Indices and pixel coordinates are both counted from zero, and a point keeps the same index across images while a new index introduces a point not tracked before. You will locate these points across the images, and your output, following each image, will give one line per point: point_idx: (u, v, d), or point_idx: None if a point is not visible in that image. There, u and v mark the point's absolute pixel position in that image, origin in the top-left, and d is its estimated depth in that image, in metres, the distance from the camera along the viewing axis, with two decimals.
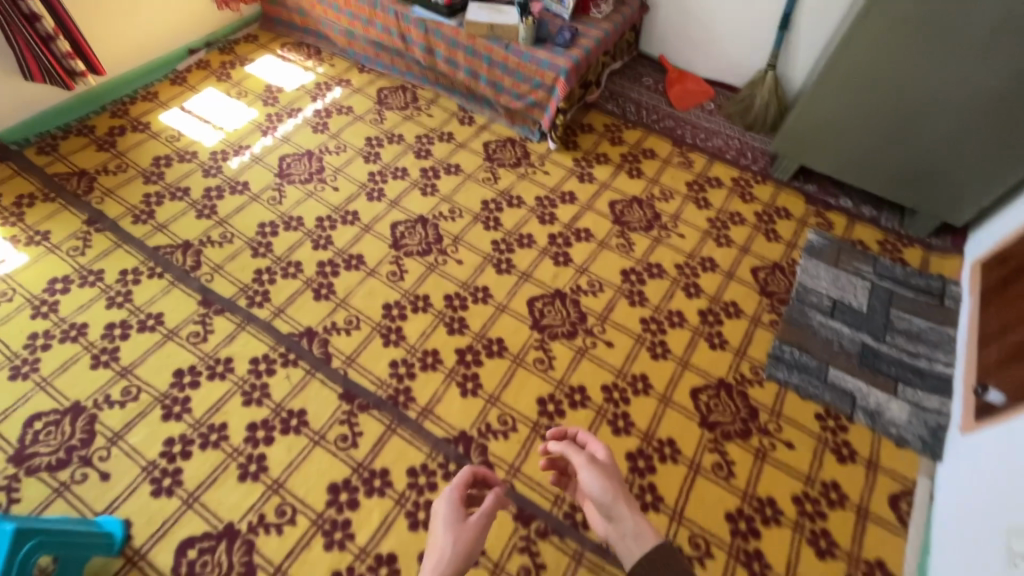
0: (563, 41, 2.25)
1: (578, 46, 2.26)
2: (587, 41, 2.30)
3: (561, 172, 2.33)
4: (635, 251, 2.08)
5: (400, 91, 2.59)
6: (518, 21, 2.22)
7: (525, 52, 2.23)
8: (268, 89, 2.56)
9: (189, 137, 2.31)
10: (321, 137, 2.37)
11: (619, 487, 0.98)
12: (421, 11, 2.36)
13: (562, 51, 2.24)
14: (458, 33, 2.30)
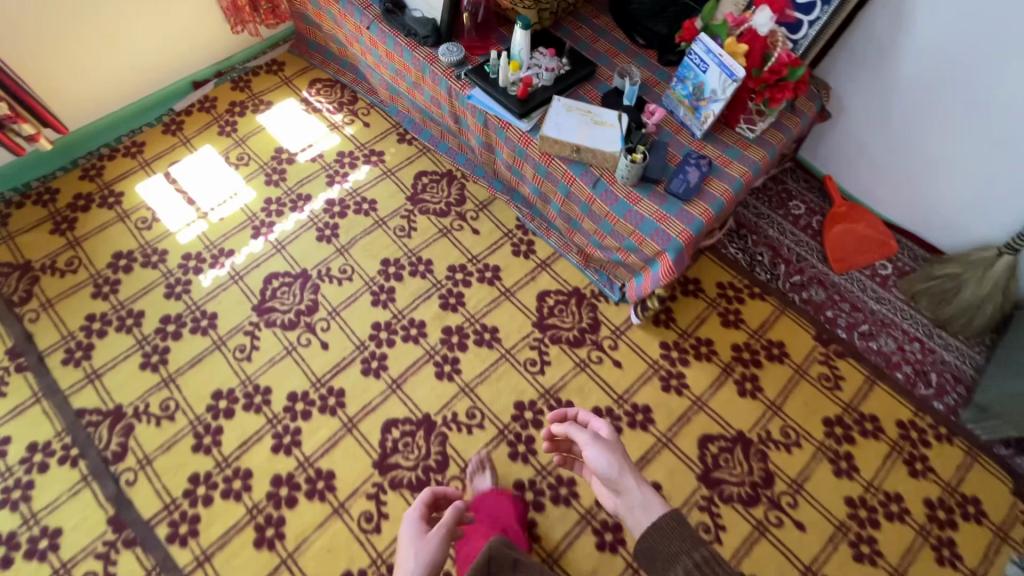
0: (684, 188, 1.45)
1: (707, 198, 1.46)
2: (722, 187, 1.48)
3: (639, 368, 1.62)
4: (721, 543, 1.40)
5: (445, 184, 1.91)
6: (619, 150, 1.45)
7: (620, 198, 1.46)
8: (277, 155, 1.95)
9: (164, 224, 1.79)
10: (325, 250, 1.77)
11: (622, 461, 1.17)
12: (479, 95, 1.60)
13: (678, 205, 1.45)
14: (528, 142, 1.55)
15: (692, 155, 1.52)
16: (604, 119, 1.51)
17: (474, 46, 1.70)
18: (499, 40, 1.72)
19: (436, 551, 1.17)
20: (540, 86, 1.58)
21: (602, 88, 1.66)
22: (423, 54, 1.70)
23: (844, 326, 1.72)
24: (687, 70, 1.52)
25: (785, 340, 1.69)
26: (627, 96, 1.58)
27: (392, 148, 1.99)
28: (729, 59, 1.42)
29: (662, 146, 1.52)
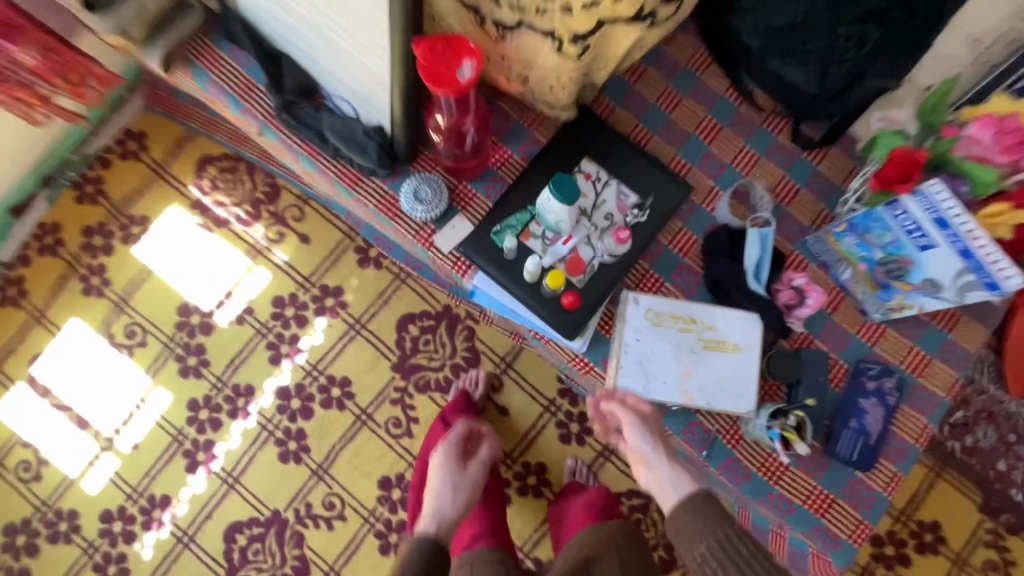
0: (858, 449, 0.87)
1: (891, 455, 0.88)
2: (916, 424, 0.89)
3: None
4: None
5: (445, 335, 1.29)
6: (751, 407, 0.83)
7: (752, 471, 0.88)
8: (183, 320, 1.28)
9: (58, 467, 1.25)
10: (295, 474, 1.25)
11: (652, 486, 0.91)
12: (485, 280, 0.90)
13: (847, 474, 0.88)
14: (585, 366, 0.91)
15: (869, 367, 0.89)
16: (721, 337, 0.85)
17: (462, 170, 0.89)
18: (507, 138, 0.92)
19: (472, 495, 1.01)
20: (597, 264, 0.87)
21: (698, 230, 0.93)
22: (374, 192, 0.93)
23: (1022, 484, 1.25)
24: (876, 224, 0.80)
25: (937, 516, 1.26)
26: (750, 272, 0.88)
27: (353, 279, 1.30)
28: (988, 249, 0.72)
29: (821, 358, 0.88)
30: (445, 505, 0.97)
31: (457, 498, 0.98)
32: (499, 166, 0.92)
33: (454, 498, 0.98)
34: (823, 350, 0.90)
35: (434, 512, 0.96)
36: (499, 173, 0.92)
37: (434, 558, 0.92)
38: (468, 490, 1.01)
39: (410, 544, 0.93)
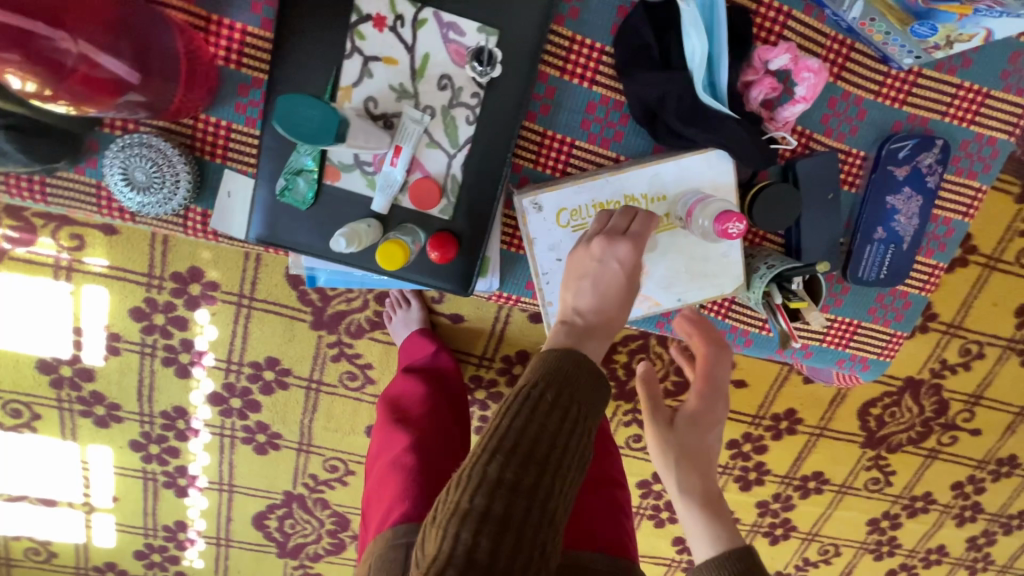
0: (887, 262, 0.78)
1: (929, 250, 0.80)
2: (965, 193, 0.79)
3: (769, 375, 1.17)
4: (891, 486, 1.31)
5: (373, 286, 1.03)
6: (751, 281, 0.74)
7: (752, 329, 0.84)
8: (55, 377, 1.05)
9: (63, 542, 1.20)
10: (282, 458, 1.16)
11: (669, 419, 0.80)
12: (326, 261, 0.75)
13: (874, 293, 0.81)
14: (508, 298, 0.81)
15: (898, 148, 0.75)
16: (673, 206, 0.73)
17: (190, 104, 0.66)
18: (223, 6, 0.67)
19: (638, 401, 0.82)
20: (439, 175, 0.71)
21: (603, 36, 0.70)
22: (78, 190, 0.70)
23: None
24: None
25: None
26: (698, 78, 0.65)
27: (203, 251, 0.98)
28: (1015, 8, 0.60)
29: (831, 159, 0.74)
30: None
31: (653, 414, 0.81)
32: (238, 66, 0.68)
33: (652, 411, 0.81)
34: (829, 147, 0.76)
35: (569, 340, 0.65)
36: (249, 77, 0.69)
37: (572, 370, 0.57)
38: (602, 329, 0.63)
39: (551, 346, 0.61)
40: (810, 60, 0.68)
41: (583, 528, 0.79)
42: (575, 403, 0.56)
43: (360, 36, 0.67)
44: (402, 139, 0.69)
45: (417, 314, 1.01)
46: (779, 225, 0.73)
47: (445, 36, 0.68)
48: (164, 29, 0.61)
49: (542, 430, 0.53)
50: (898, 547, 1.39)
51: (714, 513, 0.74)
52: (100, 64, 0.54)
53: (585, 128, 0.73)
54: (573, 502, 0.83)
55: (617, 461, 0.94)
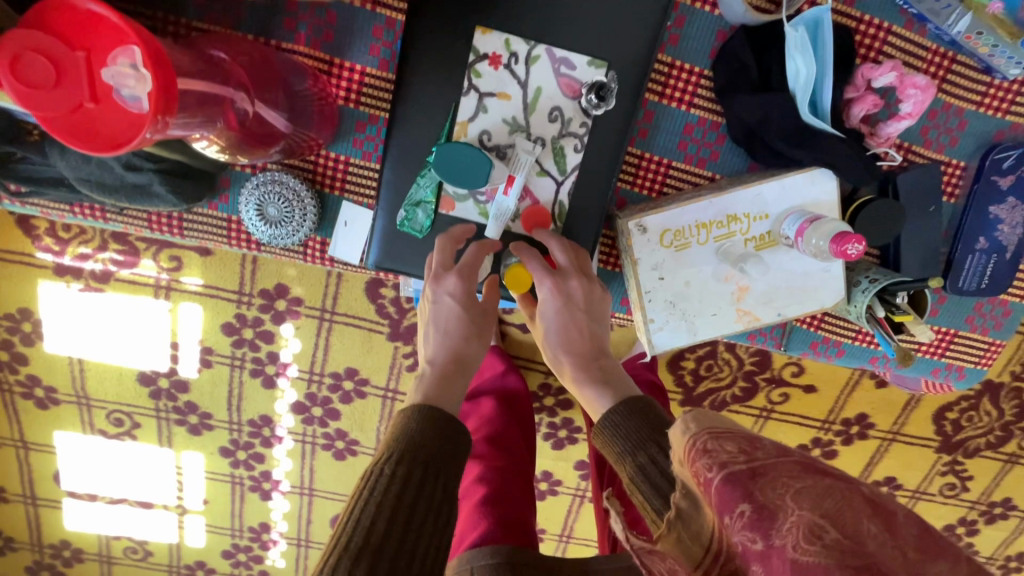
0: (989, 273, 0.77)
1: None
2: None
3: (841, 380, 1.16)
4: (968, 491, 1.28)
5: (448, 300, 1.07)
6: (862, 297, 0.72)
7: (845, 341, 0.83)
8: (154, 388, 1.12)
9: (157, 541, 1.28)
10: (358, 463, 1.21)
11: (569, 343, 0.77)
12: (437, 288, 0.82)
13: (972, 303, 0.80)
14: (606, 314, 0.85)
15: (1002, 158, 0.74)
16: (776, 225, 0.73)
17: (317, 143, 0.72)
18: (343, 49, 0.71)
19: (481, 329, 0.76)
20: (549, 202, 0.75)
21: (702, 61, 0.73)
22: (213, 224, 0.77)
23: None
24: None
25: None
26: (802, 100, 0.68)
27: (290, 268, 1.03)
28: None
29: (931, 171, 0.74)
30: (458, 352, 0.75)
31: (468, 332, 0.75)
32: (357, 104, 0.73)
33: (460, 343, 0.74)
34: (929, 159, 0.76)
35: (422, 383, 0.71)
36: (367, 114, 0.74)
37: (432, 436, 0.65)
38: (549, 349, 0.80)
39: (401, 414, 0.68)
40: (917, 77, 0.68)
41: None
42: (424, 458, 0.63)
43: (476, 74, 0.70)
44: (515, 169, 0.73)
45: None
46: (880, 240, 0.73)
47: (558, 71, 0.71)
48: (300, 75, 0.67)
49: (433, 452, 0.64)
50: (975, 555, 1.35)
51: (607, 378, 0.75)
52: (263, 117, 0.62)
53: (682, 149, 0.76)
54: None
55: None
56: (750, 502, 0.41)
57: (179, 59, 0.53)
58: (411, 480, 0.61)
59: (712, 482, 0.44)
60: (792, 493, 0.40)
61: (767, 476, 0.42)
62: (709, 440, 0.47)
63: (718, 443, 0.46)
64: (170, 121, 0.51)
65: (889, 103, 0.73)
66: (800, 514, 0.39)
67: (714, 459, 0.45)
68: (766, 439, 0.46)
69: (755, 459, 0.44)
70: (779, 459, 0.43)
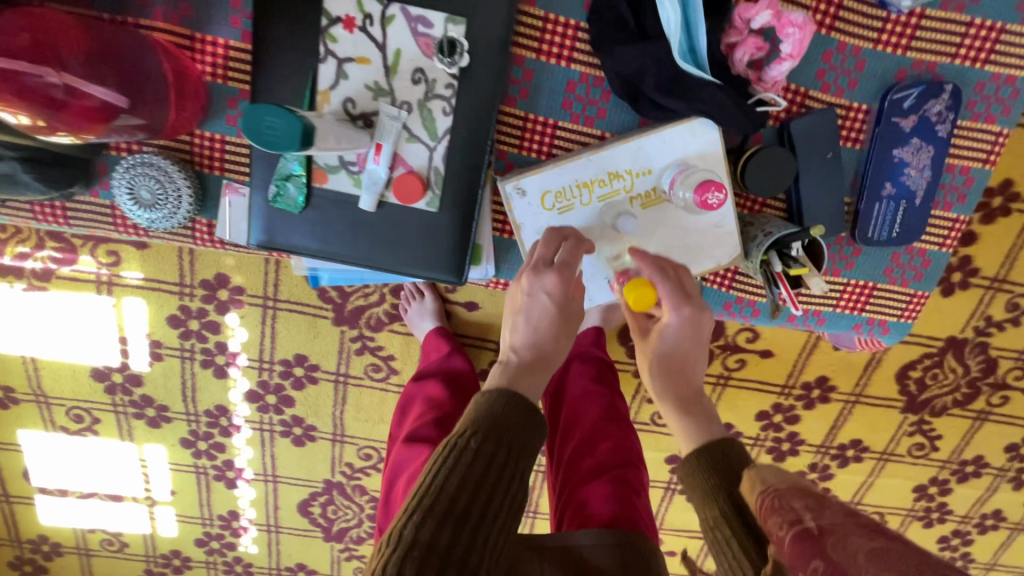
0: (899, 220, 0.78)
1: (948, 203, 0.80)
2: (986, 138, 0.77)
3: (796, 343, 1.13)
4: (938, 450, 1.25)
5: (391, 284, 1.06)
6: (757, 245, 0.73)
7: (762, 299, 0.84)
8: (108, 383, 1.14)
9: (131, 532, 1.31)
10: (318, 448, 1.22)
11: (676, 364, 0.77)
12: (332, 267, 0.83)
13: (890, 253, 0.81)
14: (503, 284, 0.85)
15: (902, 97, 0.74)
16: (659, 180, 0.75)
17: (184, 122, 0.72)
18: (204, 24, 0.71)
19: (570, 334, 0.74)
20: (421, 169, 0.73)
21: (577, 13, 0.71)
22: (97, 210, 0.78)
23: None
24: None
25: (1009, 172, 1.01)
26: (677, 46, 0.67)
27: (226, 257, 1.03)
28: None
29: (828, 119, 0.75)
30: (539, 348, 0.72)
31: (558, 331, 0.73)
32: (225, 79, 0.73)
33: (550, 342, 0.72)
34: (827, 103, 0.76)
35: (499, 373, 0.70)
36: (235, 90, 0.74)
37: (519, 417, 0.65)
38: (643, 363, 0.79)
39: (484, 393, 0.67)
40: (793, 14, 0.67)
41: (587, 515, 0.82)
42: (509, 440, 0.63)
43: (332, 39, 0.70)
44: (380, 137, 0.72)
45: (431, 304, 1.04)
46: (772, 190, 0.74)
47: (415, 30, 0.70)
48: (151, 54, 0.66)
49: (509, 436, 0.64)
50: (949, 514, 1.33)
51: (689, 409, 0.74)
52: (87, 93, 0.59)
53: (566, 107, 0.75)
54: (582, 491, 0.86)
55: (636, 441, 0.93)
56: (822, 558, 0.45)
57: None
58: (493, 457, 0.62)
59: (785, 538, 0.49)
60: (861, 554, 0.43)
61: (837, 535, 0.46)
62: (777, 497, 0.54)
63: (785, 499, 0.53)
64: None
65: (772, 45, 0.72)
66: (869, 571, 0.42)
67: (784, 520, 0.51)
68: (833, 500, 0.51)
69: (823, 519, 0.48)
70: (843, 519, 0.48)
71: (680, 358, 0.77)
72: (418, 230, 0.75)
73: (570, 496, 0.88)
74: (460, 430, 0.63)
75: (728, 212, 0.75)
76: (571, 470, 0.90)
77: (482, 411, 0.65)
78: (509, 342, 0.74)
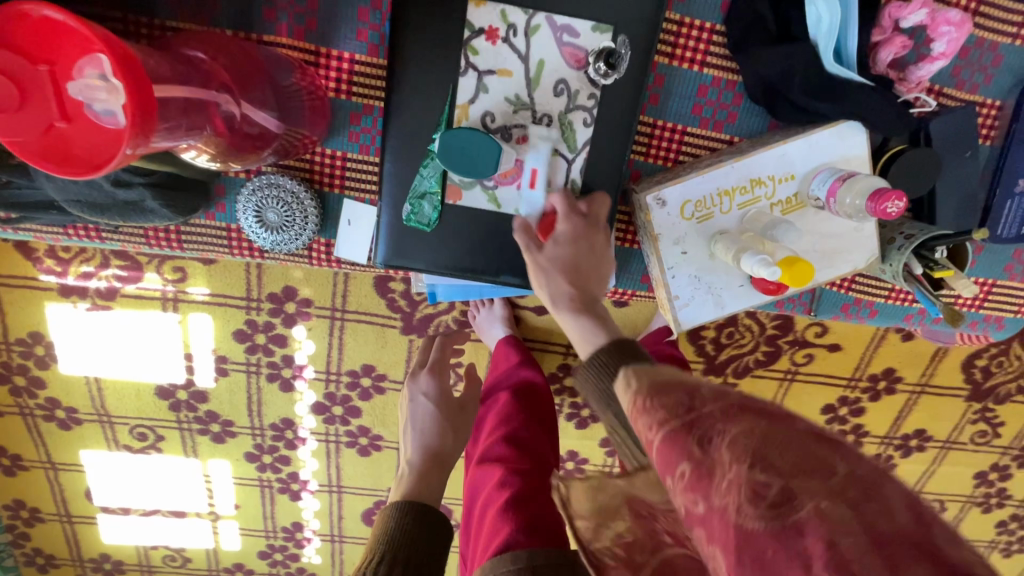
0: None
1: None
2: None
3: (866, 336, 1.13)
4: (1000, 437, 1.26)
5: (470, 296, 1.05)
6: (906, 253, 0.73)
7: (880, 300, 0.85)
8: (173, 401, 1.12)
9: (193, 547, 1.30)
10: (383, 457, 1.21)
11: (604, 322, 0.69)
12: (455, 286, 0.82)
13: (1012, 250, 0.81)
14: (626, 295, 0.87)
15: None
16: (804, 185, 0.73)
17: (311, 140, 0.71)
18: (330, 38, 0.70)
19: (453, 428, 0.99)
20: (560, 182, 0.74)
21: (712, 16, 0.72)
22: (213, 233, 0.78)
23: None
24: None
25: None
26: (825, 49, 0.67)
27: (295, 269, 1.01)
28: None
29: (968, 116, 0.73)
30: (433, 449, 0.96)
31: (442, 430, 0.97)
32: (350, 95, 0.73)
33: (441, 439, 0.97)
34: (962, 100, 0.76)
35: (413, 471, 0.93)
36: (360, 105, 0.73)
37: (412, 529, 0.81)
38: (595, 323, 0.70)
39: (385, 512, 0.85)
40: (950, 13, 0.67)
41: None
42: (404, 556, 0.77)
43: (474, 51, 0.69)
44: (522, 151, 0.72)
45: (502, 311, 1.04)
46: (918, 190, 0.73)
47: (560, 40, 0.70)
48: (288, 71, 0.66)
49: (411, 549, 0.79)
50: (1007, 498, 1.34)
51: (592, 312, 0.71)
52: (251, 119, 0.61)
53: (696, 112, 0.76)
54: None
55: None
56: (686, 458, 0.39)
57: (154, 65, 0.50)
58: None
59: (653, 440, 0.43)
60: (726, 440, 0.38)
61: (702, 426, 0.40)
62: (649, 396, 0.47)
63: (657, 398, 0.46)
64: (150, 137, 0.49)
65: (917, 44, 0.72)
66: (734, 467, 0.37)
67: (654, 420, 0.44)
68: (707, 389, 0.44)
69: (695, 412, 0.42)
70: (717, 405, 0.41)
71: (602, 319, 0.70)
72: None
73: None
74: (367, 560, 0.77)
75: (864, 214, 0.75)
76: None
77: (381, 539, 0.80)
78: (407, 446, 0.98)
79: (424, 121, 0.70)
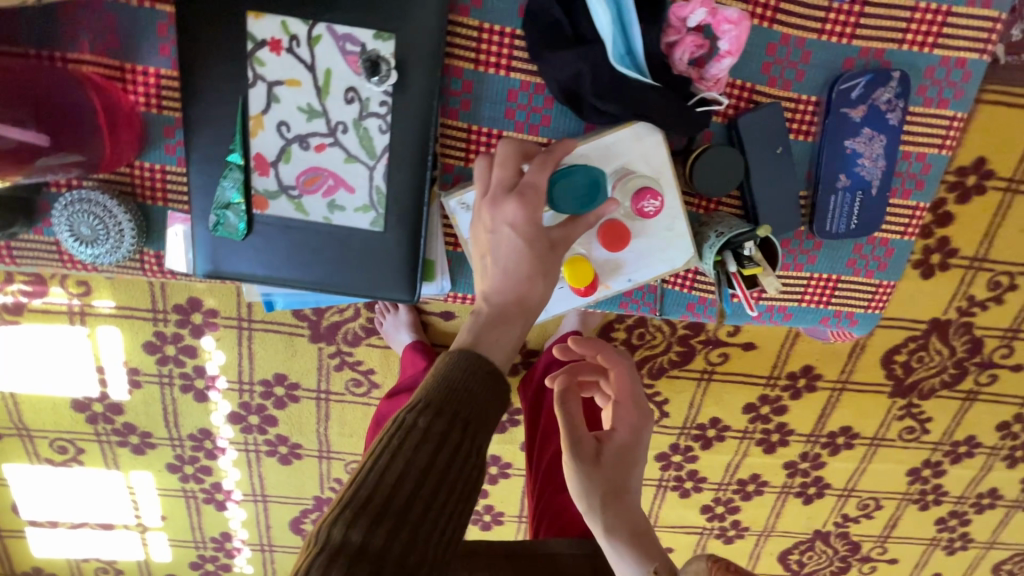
0: (857, 211, 0.82)
1: (907, 190, 0.84)
2: (940, 124, 0.81)
3: (778, 334, 1.12)
4: (929, 433, 1.24)
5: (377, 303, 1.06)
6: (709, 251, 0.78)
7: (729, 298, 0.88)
8: (89, 414, 1.13)
9: (126, 559, 1.30)
10: (304, 466, 1.21)
11: (630, 534, 0.70)
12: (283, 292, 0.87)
13: (851, 245, 0.85)
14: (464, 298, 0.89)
15: (849, 88, 0.78)
16: None
17: (118, 155, 0.74)
18: (133, 53, 0.74)
19: (548, 273, 0.64)
20: (360, 188, 0.78)
21: (512, 21, 0.75)
22: (43, 249, 0.81)
23: None
24: None
25: (981, 149, 1.00)
26: (611, 50, 0.71)
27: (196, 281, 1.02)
28: None
29: (774, 112, 0.78)
30: (524, 297, 0.63)
31: (531, 269, 0.63)
32: (160, 109, 0.76)
33: (526, 285, 0.63)
34: (775, 97, 0.80)
35: (498, 321, 0.60)
36: (171, 119, 0.77)
37: (485, 385, 0.53)
38: (635, 529, 0.70)
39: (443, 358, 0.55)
40: (728, 11, 0.71)
41: (568, 524, 0.84)
42: (467, 416, 0.51)
43: (260, 62, 0.73)
44: (323, 157, 0.77)
45: (406, 316, 1.04)
46: (720, 187, 0.78)
47: (343, 49, 0.73)
48: (74, 90, 0.68)
49: (469, 404, 0.52)
50: (944, 495, 1.32)
51: (640, 547, 0.69)
52: (6, 134, 0.61)
53: (510, 117, 0.79)
54: (560, 500, 0.87)
55: None
56: None
57: None
58: (443, 438, 0.49)
59: None
60: None
61: None
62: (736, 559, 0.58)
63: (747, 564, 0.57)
64: None
65: (711, 42, 0.76)
66: None
67: None
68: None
69: None
70: None
71: (620, 510, 0.71)
72: (361, 247, 0.79)
73: (545, 507, 0.87)
74: (410, 403, 0.51)
75: (677, 214, 0.78)
76: (549, 478, 0.90)
77: (437, 381, 0.52)
78: (493, 283, 0.63)
79: (220, 132, 0.74)
